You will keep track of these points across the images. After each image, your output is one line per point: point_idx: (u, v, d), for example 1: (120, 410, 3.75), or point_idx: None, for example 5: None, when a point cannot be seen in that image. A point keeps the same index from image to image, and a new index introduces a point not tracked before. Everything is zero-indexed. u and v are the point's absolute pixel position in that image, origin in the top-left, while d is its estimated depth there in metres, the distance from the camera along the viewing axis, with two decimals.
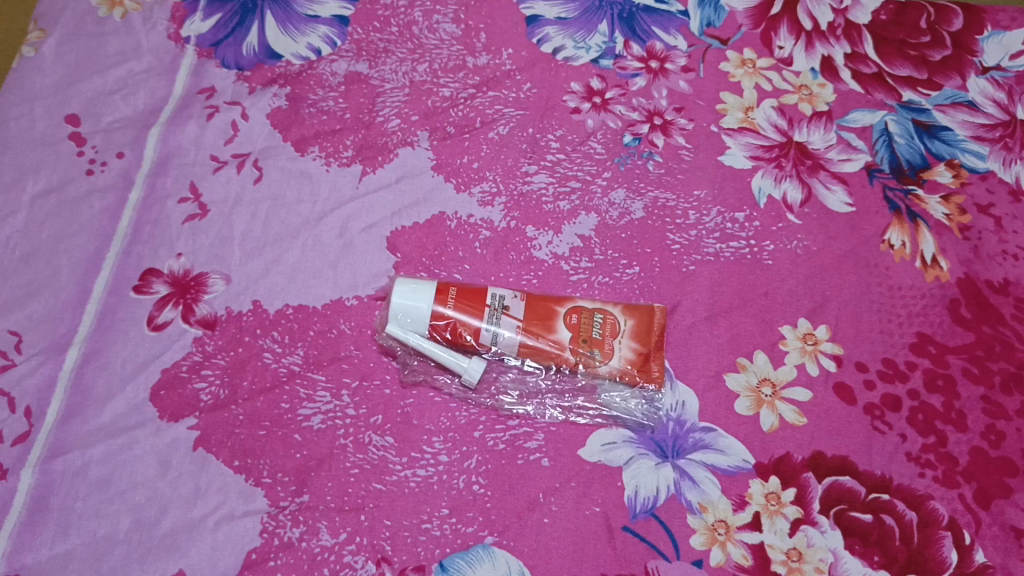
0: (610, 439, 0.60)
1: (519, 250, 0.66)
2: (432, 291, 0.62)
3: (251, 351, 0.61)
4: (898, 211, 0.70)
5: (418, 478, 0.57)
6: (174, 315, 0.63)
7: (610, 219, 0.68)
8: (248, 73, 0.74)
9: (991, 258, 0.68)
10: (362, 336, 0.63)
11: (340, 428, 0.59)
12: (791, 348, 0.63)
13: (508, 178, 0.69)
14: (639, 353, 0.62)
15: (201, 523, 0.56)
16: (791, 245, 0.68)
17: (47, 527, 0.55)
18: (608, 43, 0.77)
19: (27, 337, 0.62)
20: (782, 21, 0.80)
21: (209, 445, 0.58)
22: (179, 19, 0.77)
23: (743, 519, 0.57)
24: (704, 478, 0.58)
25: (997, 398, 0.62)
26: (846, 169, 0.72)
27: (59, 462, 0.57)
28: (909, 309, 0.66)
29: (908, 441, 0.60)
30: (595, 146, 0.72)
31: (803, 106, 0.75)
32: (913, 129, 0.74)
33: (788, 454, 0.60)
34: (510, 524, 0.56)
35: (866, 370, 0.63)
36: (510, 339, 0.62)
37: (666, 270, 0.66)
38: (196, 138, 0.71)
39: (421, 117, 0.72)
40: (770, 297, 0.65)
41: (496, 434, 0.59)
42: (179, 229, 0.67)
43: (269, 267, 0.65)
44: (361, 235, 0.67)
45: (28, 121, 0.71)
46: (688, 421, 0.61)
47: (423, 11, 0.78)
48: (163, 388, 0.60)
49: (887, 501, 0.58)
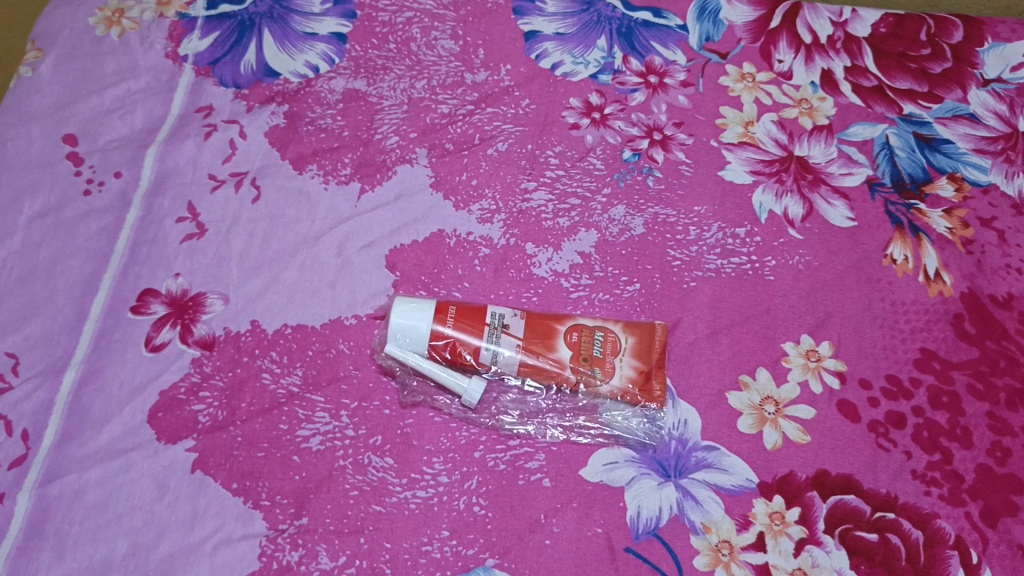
0: (611, 458, 0.59)
1: (518, 267, 0.66)
2: (432, 310, 0.62)
3: (250, 372, 0.61)
4: (900, 225, 0.70)
5: (418, 499, 0.57)
6: (172, 336, 0.62)
7: (610, 235, 0.68)
8: (246, 91, 0.74)
9: (995, 272, 0.68)
10: (361, 356, 0.62)
11: (340, 449, 0.58)
12: (793, 365, 0.63)
13: (507, 195, 0.69)
14: (640, 371, 0.62)
15: (198, 547, 0.55)
16: (793, 261, 0.67)
17: (43, 552, 0.55)
18: (606, 58, 0.77)
19: (24, 359, 0.62)
20: (781, 35, 0.80)
21: (207, 467, 0.58)
22: (177, 38, 0.77)
23: (747, 540, 0.56)
24: (707, 498, 0.58)
25: (1003, 414, 0.62)
26: (846, 184, 0.71)
27: (56, 486, 0.57)
28: (912, 324, 0.65)
29: (913, 459, 0.60)
30: (594, 162, 0.71)
31: (803, 120, 0.75)
32: (914, 142, 0.74)
33: (792, 473, 0.59)
34: (511, 546, 0.56)
35: (869, 387, 0.62)
36: (509, 359, 0.62)
37: (667, 287, 0.65)
38: (194, 157, 0.71)
39: (419, 134, 0.72)
40: (772, 313, 0.65)
41: (496, 454, 0.59)
42: (176, 249, 0.66)
43: (267, 286, 0.65)
44: (360, 253, 0.67)
45: (25, 141, 0.71)
46: (691, 439, 0.60)
47: (422, 27, 0.78)
48: (161, 410, 0.60)
49: (893, 520, 0.57)
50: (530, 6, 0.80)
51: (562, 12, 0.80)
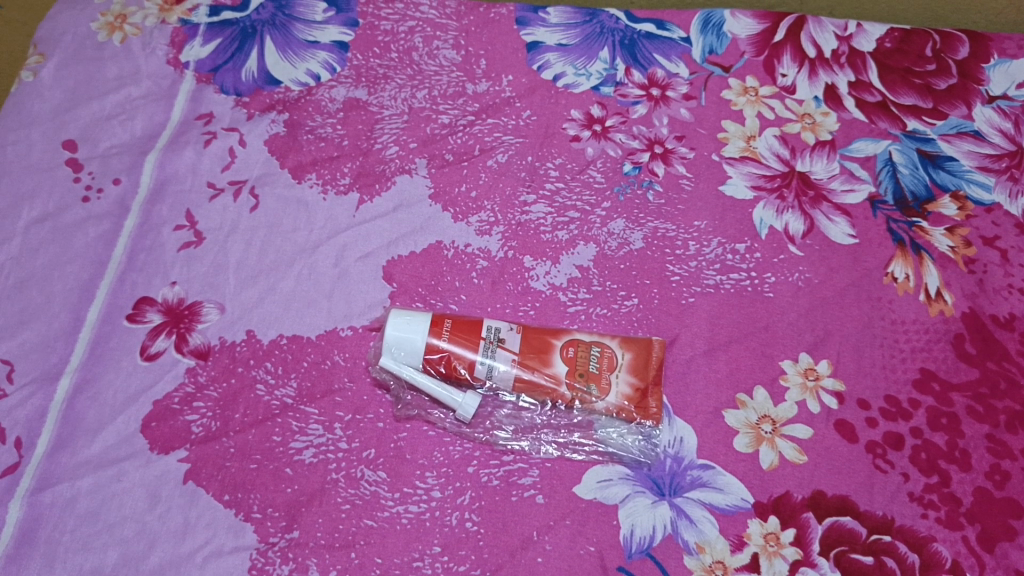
0: (606, 476, 0.59)
1: (516, 280, 0.66)
2: (427, 324, 0.62)
3: (244, 382, 0.61)
4: (902, 243, 0.69)
5: (410, 514, 0.56)
6: (167, 345, 0.62)
7: (609, 249, 0.67)
8: (246, 99, 0.74)
9: (997, 292, 0.67)
10: (355, 368, 0.62)
11: (332, 463, 0.58)
12: (791, 383, 0.62)
13: (506, 207, 0.69)
14: (637, 387, 0.61)
15: (188, 559, 0.55)
16: (792, 278, 0.67)
17: (33, 561, 0.55)
18: (609, 69, 0.77)
19: (18, 365, 0.62)
20: (785, 49, 0.79)
21: (200, 478, 0.57)
22: (179, 44, 0.77)
23: (742, 560, 0.56)
24: (701, 517, 0.57)
25: (1002, 436, 0.61)
26: (848, 201, 0.71)
27: (48, 495, 0.57)
28: (912, 344, 0.64)
29: (910, 481, 0.59)
30: (594, 175, 0.71)
31: (806, 135, 0.74)
32: (917, 159, 0.73)
33: (788, 494, 0.58)
34: (503, 563, 0.55)
35: (868, 408, 0.62)
36: (505, 373, 0.61)
37: (665, 302, 0.65)
38: (193, 165, 0.71)
39: (419, 144, 0.72)
40: (770, 330, 0.64)
41: (490, 470, 0.58)
42: (174, 257, 0.66)
43: (264, 296, 0.65)
44: (357, 263, 0.66)
45: (25, 146, 0.71)
46: (686, 457, 0.60)
47: (424, 37, 0.78)
48: (154, 420, 0.59)
49: (889, 543, 0.57)
50: (533, 17, 0.80)
51: (565, 23, 0.80)
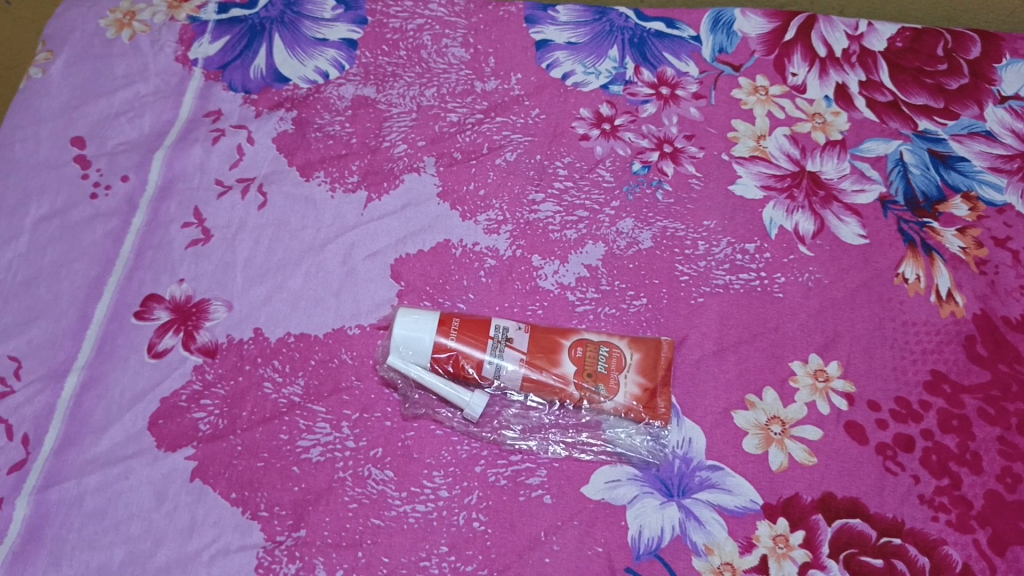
0: (614, 476, 0.58)
1: (524, 279, 0.65)
2: (435, 322, 0.61)
3: (251, 380, 0.61)
4: (913, 244, 0.68)
5: (417, 513, 0.56)
6: (175, 342, 0.62)
7: (617, 248, 0.67)
8: (255, 96, 0.74)
9: (1008, 294, 0.67)
10: (363, 366, 0.62)
11: (339, 461, 0.58)
12: (801, 384, 0.62)
13: (514, 206, 0.69)
14: (645, 388, 0.61)
15: (195, 557, 0.55)
16: (802, 278, 0.66)
17: (39, 557, 0.55)
18: (618, 68, 0.77)
19: (26, 362, 0.62)
20: (796, 48, 0.79)
21: (206, 476, 0.57)
22: (187, 42, 0.77)
23: (751, 562, 0.56)
24: (710, 519, 0.57)
25: (1014, 439, 0.60)
26: (859, 201, 0.70)
27: (55, 492, 0.57)
28: (923, 345, 0.64)
29: (921, 483, 0.59)
30: (603, 174, 0.71)
31: (816, 135, 0.74)
32: (929, 160, 0.73)
33: (798, 496, 0.58)
34: (510, 563, 0.55)
35: (878, 409, 0.61)
36: (513, 373, 0.61)
37: (675, 302, 0.65)
38: (201, 163, 0.71)
39: (427, 142, 0.72)
40: (780, 331, 0.64)
41: (497, 469, 0.58)
42: (181, 254, 0.66)
43: (271, 293, 0.64)
44: (365, 261, 0.66)
45: (33, 143, 0.71)
46: (694, 459, 0.59)
47: (432, 35, 0.78)
48: (162, 418, 0.59)
49: (899, 545, 0.56)
50: (542, 15, 0.80)
51: (574, 21, 0.80)
